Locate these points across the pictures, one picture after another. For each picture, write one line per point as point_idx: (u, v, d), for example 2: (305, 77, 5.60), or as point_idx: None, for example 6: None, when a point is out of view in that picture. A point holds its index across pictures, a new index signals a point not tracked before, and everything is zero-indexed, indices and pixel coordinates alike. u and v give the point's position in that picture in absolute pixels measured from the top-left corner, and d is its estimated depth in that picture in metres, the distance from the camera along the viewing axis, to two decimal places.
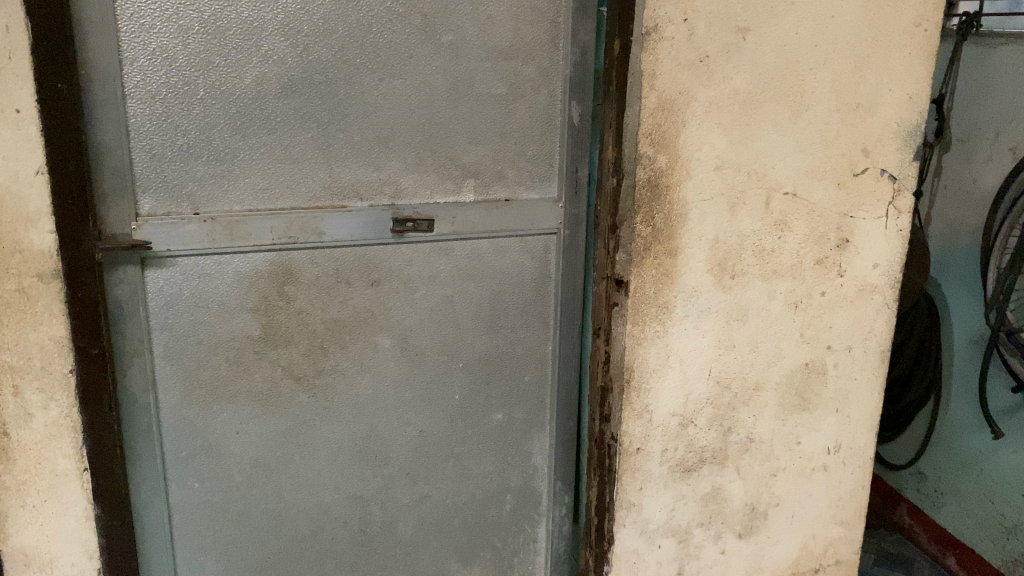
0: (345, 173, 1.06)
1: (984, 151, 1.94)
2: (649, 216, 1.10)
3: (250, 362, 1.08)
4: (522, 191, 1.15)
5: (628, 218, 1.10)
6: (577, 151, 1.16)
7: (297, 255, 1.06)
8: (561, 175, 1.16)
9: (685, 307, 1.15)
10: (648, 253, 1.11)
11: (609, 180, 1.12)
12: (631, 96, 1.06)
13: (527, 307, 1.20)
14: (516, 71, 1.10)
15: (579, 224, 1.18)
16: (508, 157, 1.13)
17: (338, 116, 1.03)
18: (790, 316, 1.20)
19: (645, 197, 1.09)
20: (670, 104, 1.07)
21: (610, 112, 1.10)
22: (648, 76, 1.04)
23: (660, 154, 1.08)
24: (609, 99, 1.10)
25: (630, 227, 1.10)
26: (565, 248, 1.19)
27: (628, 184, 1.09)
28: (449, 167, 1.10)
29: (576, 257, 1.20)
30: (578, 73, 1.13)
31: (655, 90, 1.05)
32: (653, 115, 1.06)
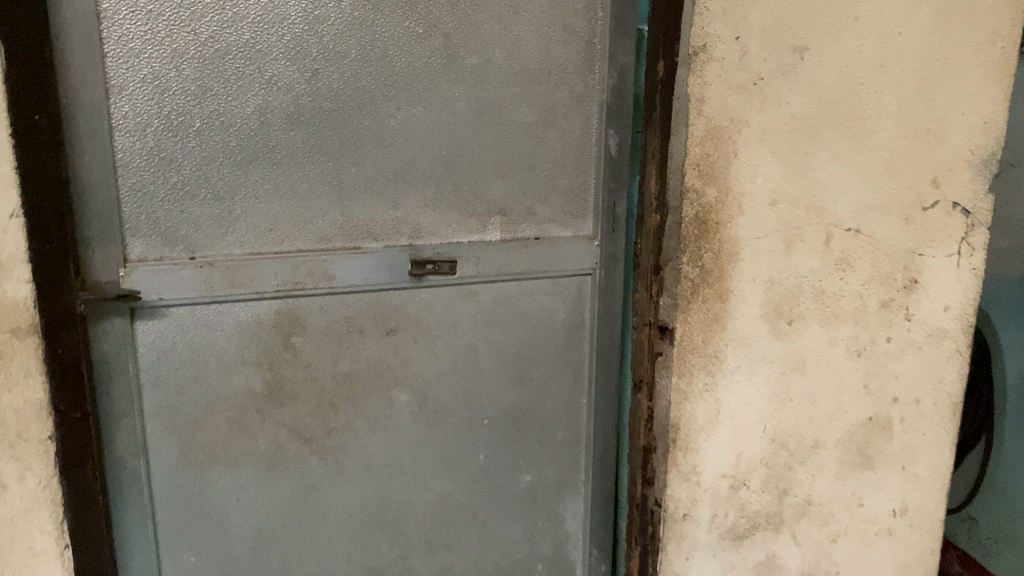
0: (358, 211, 0.95)
1: None
2: (696, 257, 0.99)
3: (252, 422, 0.97)
4: (552, 227, 1.03)
5: (673, 259, 0.99)
6: (615, 184, 1.03)
7: (305, 302, 0.95)
8: (597, 210, 1.04)
9: (736, 357, 1.04)
10: (696, 297, 1.00)
11: (651, 219, 1.01)
12: (677, 125, 0.96)
13: (556, 357, 1.06)
14: (548, 96, 0.99)
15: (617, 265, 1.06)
16: (540, 191, 1.01)
17: (350, 148, 0.93)
18: (852, 365, 1.08)
19: (693, 235, 0.98)
20: (720, 132, 0.96)
21: (653, 142, 0.99)
22: (696, 101, 0.94)
23: (709, 187, 0.97)
24: (652, 127, 0.99)
25: (676, 269, 0.99)
26: (602, 292, 1.06)
27: (674, 222, 0.98)
28: (474, 203, 0.99)
29: (614, 303, 1.07)
30: (617, 97, 1.02)
31: (703, 116, 0.95)
32: (701, 145, 0.96)
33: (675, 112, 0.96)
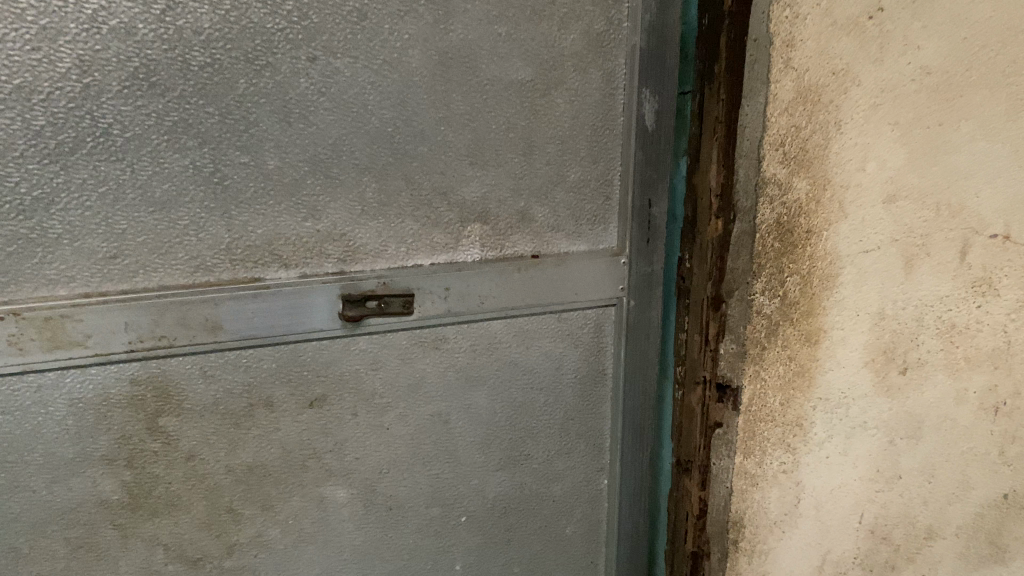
0: (256, 224, 0.61)
1: None
2: (776, 284, 0.66)
3: (109, 546, 0.64)
4: (559, 239, 0.68)
5: (740, 287, 0.66)
6: (651, 173, 0.69)
7: (179, 366, 0.62)
8: (624, 213, 0.69)
9: (828, 423, 0.71)
10: (772, 346, 0.67)
11: (710, 229, 0.68)
12: (750, 86, 0.62)
13: (564, 426, 0.73)
14: (552, 40, 0.63)
15: (654, 291, 0.72)
16: (540, 186, 0.67)
17: (238, 126, 0.58)
18: (994, 443, 0.77)
19: (773, 250, 0.65)
20: (819, 93, 0.62)
21: (712, 112, 0.66)
22: (784, 44, 0.60)
23: (799, 178, 0.64)
24: (713, 87, 0.65)
25: (745, 303, 0.66)
26: (629, 330, 0.72)
27: (743, 230, 0.65)
28: (438, 207, 0.65)
29: (648, 347, 0.74)
30: (659, 40, 0.66)
31: (791, 69, 0.61)
32: (792, 115, 0.62)
33: (748, 64, 0.62)
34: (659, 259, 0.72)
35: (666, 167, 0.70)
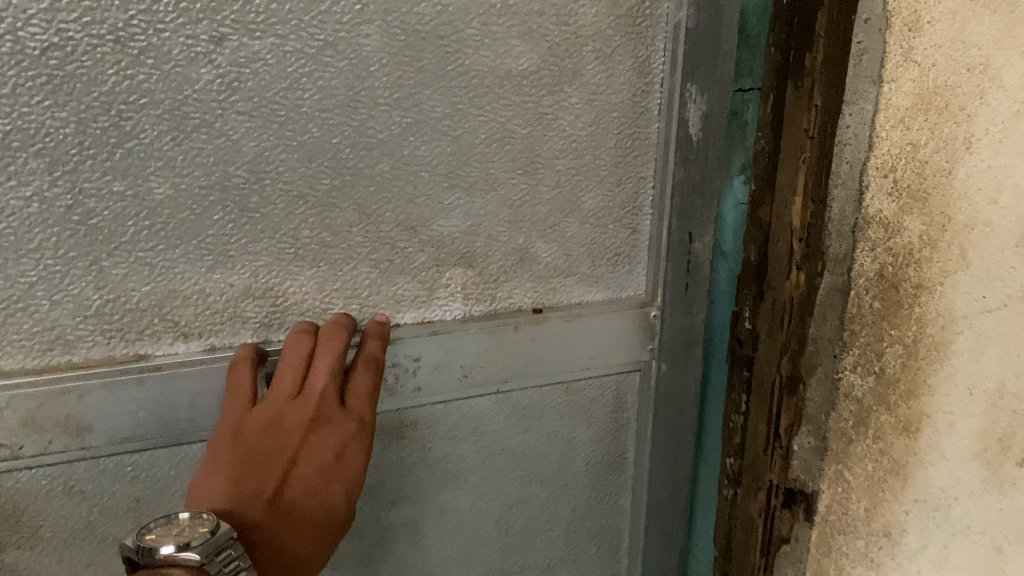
0: (139, 279, 0.42)
1: None
2: (870, 357, 0.48)
3: None
4: (568, 286, 0.51)
5: (826, 362, 0.49)
6: (694, 198, 0.51)
7: (30, 484, 0.42)
8: (656, 255, 0.52)
9: (923, 535, 0.53)
10: (859, 437, 0.50)
11: (786, 285, 0.49)
12: (852, 83, 0.44)
13: (571, 524, 0.56)
14: (566, 15, 0.45)
15: (693, 352, 0.55)
16: (545, 215, 0.49)
17: (107, 136, 0.39)
18: None
19: (874, 311, 0.47)
20: (947, 97, 0.44)
21: (797, 122, 0.47)
22: (909, 27, 0.42)
23: (912, 214, 0.46)
24: (800, 85, 0.46)
25: (829, 383, 0.49)
26: (660, 404, 0.55)
27: (832, 285, 0.48)
28: (404, 247, 0.47)
29: (684, 424, 0.56)
30: (717, 16, 0.47)
31: (915, 61, 0.43)
32: (909, 127, 0.44)
33: (854, 56, 0.44)
34: (701, 312, 0.54)
35: (714, 193, 0.51)
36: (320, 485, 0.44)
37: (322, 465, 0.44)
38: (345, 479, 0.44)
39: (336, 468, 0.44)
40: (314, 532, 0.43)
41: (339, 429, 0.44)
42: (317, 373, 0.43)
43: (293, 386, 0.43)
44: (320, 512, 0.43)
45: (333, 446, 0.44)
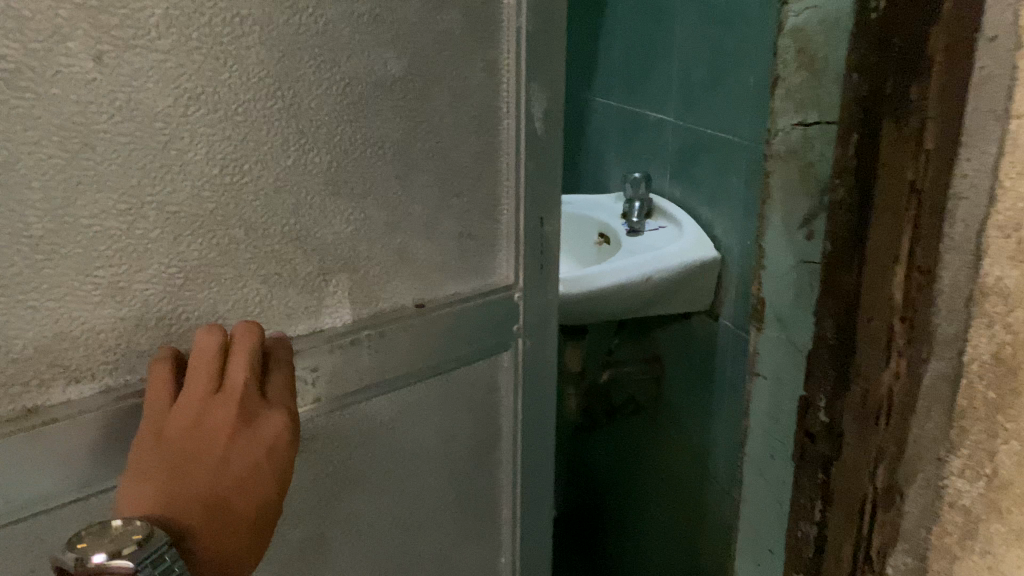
0: (21, 325, 0.38)
1: None
2: (980, 460, 0.56)
3: None
4: (443, 279, 0.53)
5: (929, 465, 0.56)
6: (543, 187, 0.56)
7: None
8: (517, 242, 0.56)
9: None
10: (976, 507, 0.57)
11: (886, 371, 0.51)
12: (978, 122, 0.47)
13: (458, 507, 0.59)
14: (428, 22, 0.47)
15: (549, 329, 0.60)
16: (418, 214, 0.51)
17: None
18: None
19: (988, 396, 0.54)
20: None
21: (899, 175, 0.46)
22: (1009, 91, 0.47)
23: None
24: (902, 120, 0.46)
25: (929, 463, 0.55)
26: (527, 377, 0.60)
27: (939, 369, 0.53)
28: (291, 258, 0.46)
29: (546, 394, 0.62)
30: (550, 21, 0.53)
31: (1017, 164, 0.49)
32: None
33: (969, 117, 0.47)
34: (554, 289, 0.59)
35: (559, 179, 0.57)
36: (251, 482, 0.39)
37: (253, 462, 0.39)
38: (278, 473, 0.40)
39: (269, 464, 0.40)
40: (251, 530, 0.38)
41: (268, 423, 0.40)
42: (232, 370, 0.40)
43: (212, 384, 0.39)
44: (254, 509, 0.39)
45: (269, 433, 0.40)
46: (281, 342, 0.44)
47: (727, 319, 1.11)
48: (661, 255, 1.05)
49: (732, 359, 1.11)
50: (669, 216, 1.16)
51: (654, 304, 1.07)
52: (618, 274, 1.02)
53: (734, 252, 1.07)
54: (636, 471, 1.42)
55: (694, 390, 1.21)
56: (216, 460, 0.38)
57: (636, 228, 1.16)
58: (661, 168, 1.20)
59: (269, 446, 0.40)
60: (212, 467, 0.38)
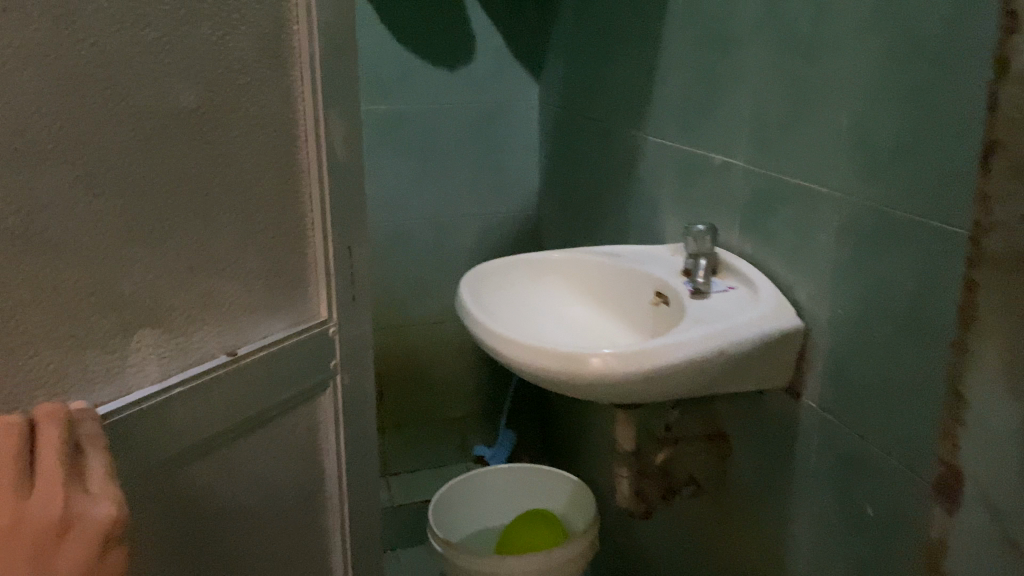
0: None
1: (510, 130, 1.82)
2: None
3: None
4: (231, 327, 0.58)
5: None
6: (310, 234, 0.63)
7: None
8: (323, 285, 0.66)
9: None
10: None
11: None
12: None
13: (253, 535, 0.64)
14: (197, 87, 0.52)
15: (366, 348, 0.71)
16: (197, 267, 0.55)
17: None
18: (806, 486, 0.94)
19: None
20: None
21: None
22: None
23: None
24: None
25: None
26: (350, 394, 0.71)
27: None
28: (82, 317, 0.48)
29: (326, 419, 0.69)
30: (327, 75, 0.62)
31: None
32: None
33: None
34: (364, 318, 0.70)
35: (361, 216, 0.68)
36: (46, 562, 0.44)
37: (48, 543, 0.44)
38: (72, 553, 0.45)
39: (58, 544, 0.45)
40: None
41: (63, 509, 0.45)
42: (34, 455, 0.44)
43: (11, 474, 0.44)
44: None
45: (97, 521, 0.46)
46: (83, 401, 0.48)
47: (810, 398, 0.98)
48: (739, 323, 0.92)
49: (817, 443, 0.99)
50: (742, 277, 1.04)
51: (725, 381, 0.94)
52: (687, 349, 0.89)
53: (824, 326, 0.94)
54: (682, 547, 1.33)
55: (766, 478, 1.10)
56: (10, 548, 0.43)
57: (701, 289, 1.03)
58: (732, 221, 1.10)
59: (63, 529, 0.45)
60: (32, 554, 0.44)
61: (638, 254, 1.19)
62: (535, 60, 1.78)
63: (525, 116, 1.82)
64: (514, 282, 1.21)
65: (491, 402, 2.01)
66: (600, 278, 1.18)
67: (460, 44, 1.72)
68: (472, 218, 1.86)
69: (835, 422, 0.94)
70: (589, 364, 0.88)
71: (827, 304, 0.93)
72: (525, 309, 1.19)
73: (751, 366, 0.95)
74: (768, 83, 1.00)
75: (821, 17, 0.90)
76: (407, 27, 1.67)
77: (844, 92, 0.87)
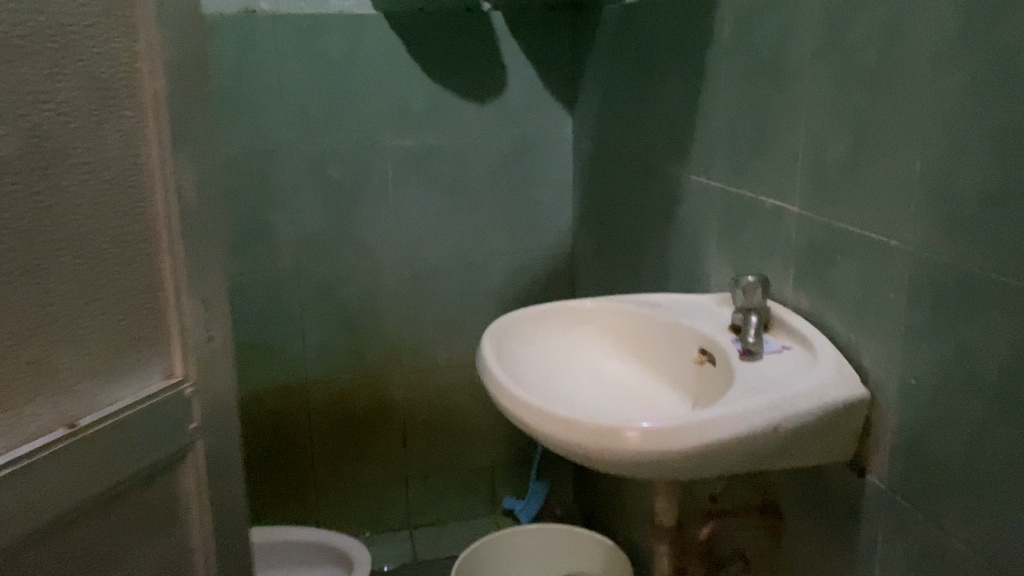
0: None
1: (538, 164, 1.79)
2: None
3: None
4: (72, 398, 0.54)
5: None
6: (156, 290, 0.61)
7: None
8: (176, 344, 0.63)
9: None
10: None
11: None
12: None
13: None
14: (28, 144, 0.49)
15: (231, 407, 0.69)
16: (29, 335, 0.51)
17: None
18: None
19: None
20: None
21: None
22: None
23: None
24: None
25: None
26: (216, 460, 0.67)
27: None
28: None
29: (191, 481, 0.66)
30: (174, 119, 0.59)
31: None
32: None
33: None
34: (226, 376, 0.68)
35: (220, 267, 0.66)
36: None
37: None
38: None
39: None
40: None
41: None
42: None
43: None
44: None
45: None
46: None
47: (874, 477, 0.86)
48: (790, 394, 0.82)
49: (879, 529, 0.86)
50: (798, 336, 0.92)
51: (778, 459, 0.83)
52: (731, 425, 0.79)
53: (891, 396, 0.83)
54: None
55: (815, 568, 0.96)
56: None
57: (751, 350, 0.91)
58: (787, 269, 0.99)
59: None
60: None
61: (682, 305, 1.08)
62: (568, 94, 1.76)
63: (559, 151, 1.79)
64: (544, 335, 1.11)
65: (520, 449, 1.96)
66: (640, 332, 1.07)
67: (492, 78, 1.71)
68: (499, 254, 1.83)
69: (905, 507, 0.82)
70: (619, 440, 0.78)
71: (896, 372, 0.81)
72: (560, 362, 1.09)
73: (804, 438, 0.83)
74: (830, 118, 0.89)
75: (891, 46, 0.79)
76: (423, 61, 1.66)
77: (920, 133, 0.76)
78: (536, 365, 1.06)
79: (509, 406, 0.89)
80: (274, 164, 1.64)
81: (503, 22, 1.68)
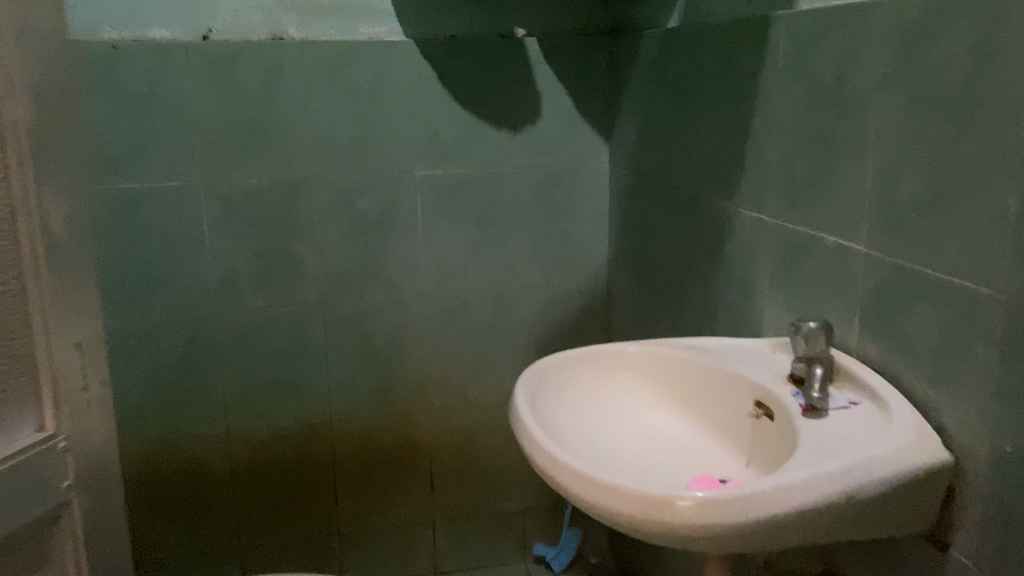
0: None
1: (573, 196, 1.71)
2: None
3: None
4: None
5: None
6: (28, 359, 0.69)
7: None
8: (47, 400, 0.71)
9: None
10: None
11: None
12: None
13: None
14: None
15: (104, 457, 0.80)
16: None
17: None
18: None
19: None
20: None
21: None
22: None
23: None
24: None
25: None
26: (92, 506, 0.77)
27: None
28: None
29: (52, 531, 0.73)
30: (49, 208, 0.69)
31: None
32: None
33: None
34: (97, 430, 0.78)
35: (94, 330, 0.77)
36: None
37: None
38: None
39: None
40: None
41: None
42: None
43: None
44: None
45: None
46: None
47: (959, 552, 0.76)
48: (865, 459, 0.73)
49: None
50: (868, 390, 0.83)
51: (849, 532, 0.74)
52: (797, 494, 0.70)
53: (980, 464, 0.73)
54: None
55: None
56: None
57: (817, 406, 0.82)
58: (853, 315, 0.89)
59: None
60: None
61: (731, 349, 1.00)
62: (606, 122, 1.69)
63: (596, 181, 1.72)
64: (582, 381, 1.03)
65: (553, 493, 1.87)
66: (688, 381, 0.99)
67: (526, 106, 1.64)
68: (532, 289, 1.74)
69: None
70: (670, 510, 0.69)
71: (986, 437, 0.72)
72: (600, 412, 1.01)
73: (880, 509, 0.74)
74: (903, 151, 0.80)
75: (976, 73, 0.70)
76: (454, 89, 1.60)
77: (1014, 169, 0.67)
78: (573, 416, 0.97)
79: (545, 467, 0.80)
80: (301, 196, 1.58)
81: (536, 46, 1.62)
